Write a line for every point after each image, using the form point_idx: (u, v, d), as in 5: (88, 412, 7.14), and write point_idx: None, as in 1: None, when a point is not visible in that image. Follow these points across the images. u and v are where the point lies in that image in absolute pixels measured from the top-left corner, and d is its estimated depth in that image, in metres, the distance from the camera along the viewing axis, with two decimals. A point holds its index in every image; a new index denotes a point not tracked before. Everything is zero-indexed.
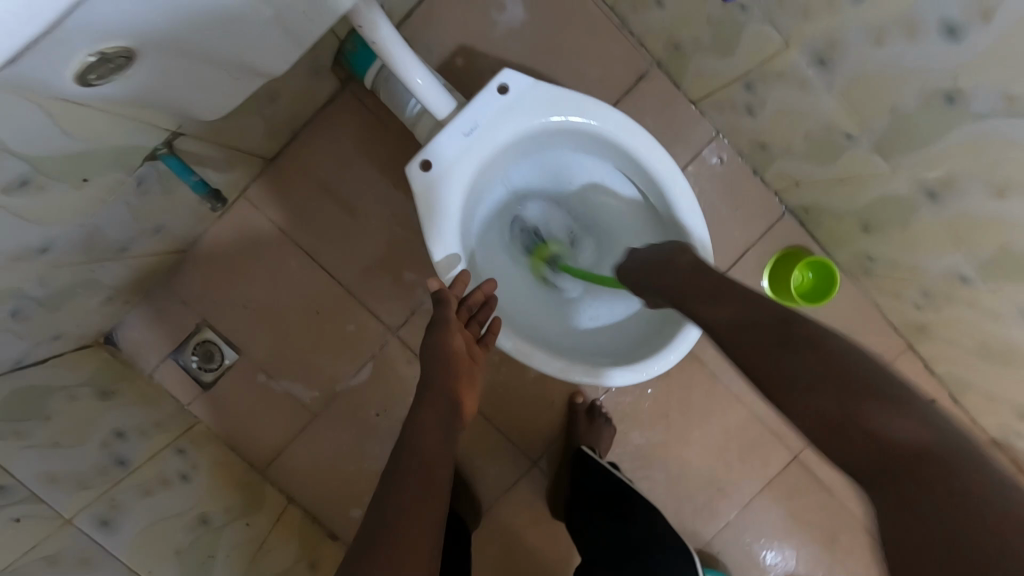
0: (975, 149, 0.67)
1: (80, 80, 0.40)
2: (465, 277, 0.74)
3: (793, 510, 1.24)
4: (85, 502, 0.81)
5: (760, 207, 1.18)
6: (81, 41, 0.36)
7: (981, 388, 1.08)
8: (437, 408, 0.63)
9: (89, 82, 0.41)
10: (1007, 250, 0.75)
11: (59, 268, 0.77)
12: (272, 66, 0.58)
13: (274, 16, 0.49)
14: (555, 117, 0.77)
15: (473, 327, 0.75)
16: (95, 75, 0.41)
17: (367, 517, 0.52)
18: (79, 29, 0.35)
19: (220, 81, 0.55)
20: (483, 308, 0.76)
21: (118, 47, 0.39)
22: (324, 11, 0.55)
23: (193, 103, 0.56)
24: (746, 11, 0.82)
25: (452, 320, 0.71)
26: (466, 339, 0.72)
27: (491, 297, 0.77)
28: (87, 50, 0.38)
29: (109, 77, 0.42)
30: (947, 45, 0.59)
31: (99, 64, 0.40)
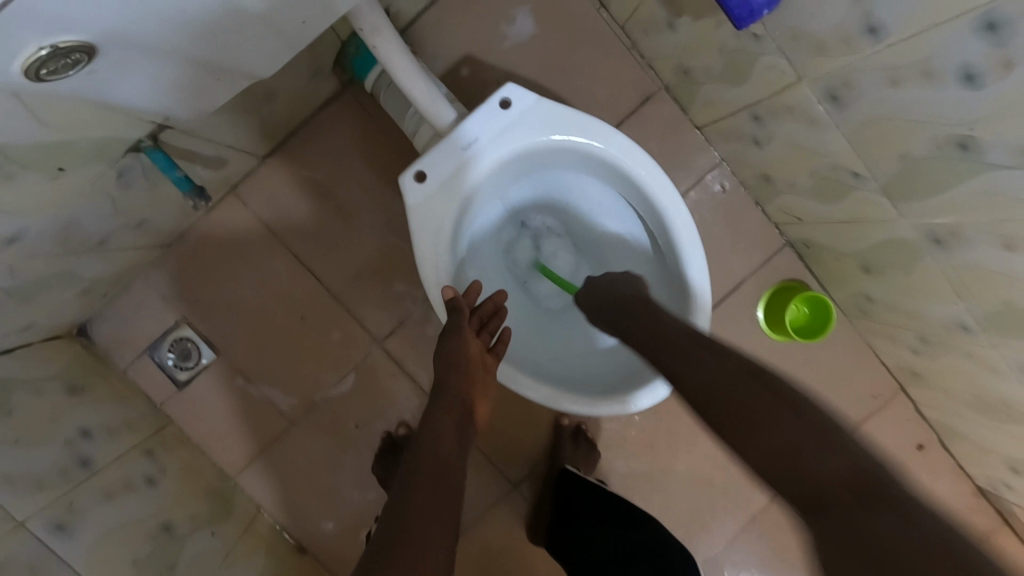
0: (985, 201, 0.65)
1: (31, 74, 0.38)
2: (477, 286, 0.74)
3: (775, 550, 1.21)
4: (41, 505, 0.77)
5: (760, 239, 1.16)
6: (26, 33, 0.34)
7: (974, 439, 1.07)
8: (450, 416, 0.63)
9: (42, 77, 0.39)
10: (1010, 304, 0.73)
11: (31, 260, 0.74)
12: (257, 66, 0.55)
13: (257, 18, 0.47)
14: (557, 136, 0.74)
15: (483, 336, 0.74)
16: (48, 70, 0.38)
17: (377, 534, 0.50)
18: (20, 21, 0.33)
19: (200, 81, 0.52)
20: (494, 319, 0.76)
21: (72, 40, 0.37)
22: (316, 14, 0.53)
23: (171, 101, 0.53)
24: (758, 42, 0.80)
25: (466, 329, 0.70)
26: (478, 348, 0.72)
27: (502, 307, 0.77)
28: (38, 42, 0.36)
29: (65, 73, 0.40)
30: (963, 91, 0.57)
31: (52, 59, 0.37)
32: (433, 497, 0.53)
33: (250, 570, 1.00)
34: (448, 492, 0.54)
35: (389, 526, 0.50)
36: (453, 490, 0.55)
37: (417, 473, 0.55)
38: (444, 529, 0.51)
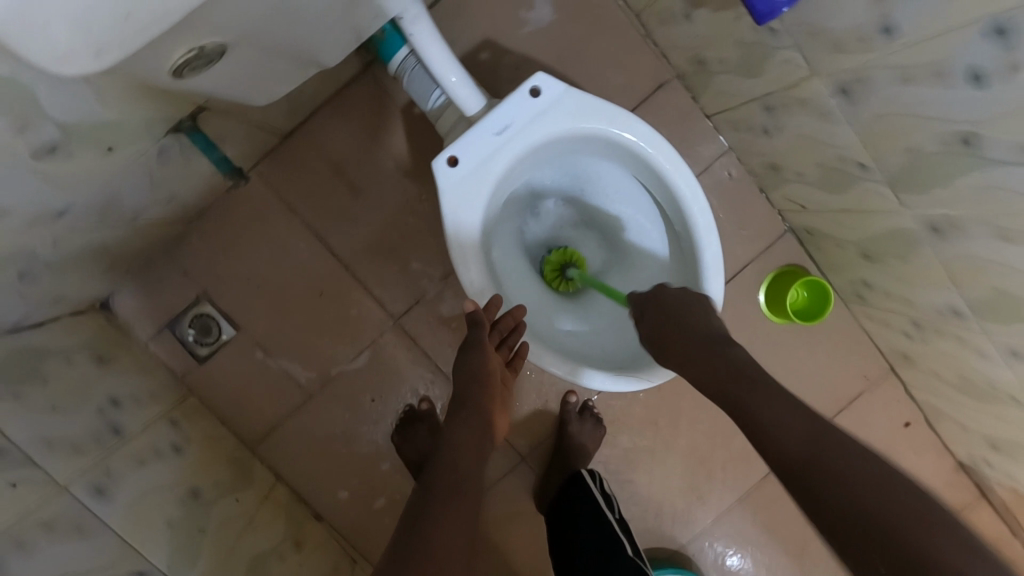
0: (984, 195, 0.69)
1: (174, 73, 0.46)
2: (499, 302, 0.76)
3: (769, 521, 1.28)
4: (79, 469, 0.80)
5: (764, 225, 1.20)
6: (186, 38, 0.42)
7: (960, 419, 1.13)
8: (470, 426, 0.71)
9: (183, 74, 0.47)
10: (1001, 292, 0.78)
11: (72, 233, 0.75)
12: (327, 56, 0.61)
13: (341, 15, 0.54)
14: (583, 125, 0.77)
15: (503, 351, 0.80)
16: (187, 69, 0.46)
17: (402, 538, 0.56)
18: (186, 28, 0.40)
19: (281, 73, 0.59)
20: (513, 334, 0.80)
21: (214, 43, 0.45)
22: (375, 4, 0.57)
23: (255, 94, 0.60)
24: (776, 36, 0.83)
25: (487, 344, 0.76)
26: (498, 362, 0.79)
27: (522, 323, 0.80)
28: (189, 45, 0.43)
29: (199, 70, 0.48)
30: (972, 92, 0.61)
31: (196, 58, 0.45)
32: (454, 514, 0.59)
33: (272, 535, 1.04)
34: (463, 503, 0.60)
35: (409, 529, 0.56)
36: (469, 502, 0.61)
37: (437, 484, 0.62)
38: (459, 537, 0.57)
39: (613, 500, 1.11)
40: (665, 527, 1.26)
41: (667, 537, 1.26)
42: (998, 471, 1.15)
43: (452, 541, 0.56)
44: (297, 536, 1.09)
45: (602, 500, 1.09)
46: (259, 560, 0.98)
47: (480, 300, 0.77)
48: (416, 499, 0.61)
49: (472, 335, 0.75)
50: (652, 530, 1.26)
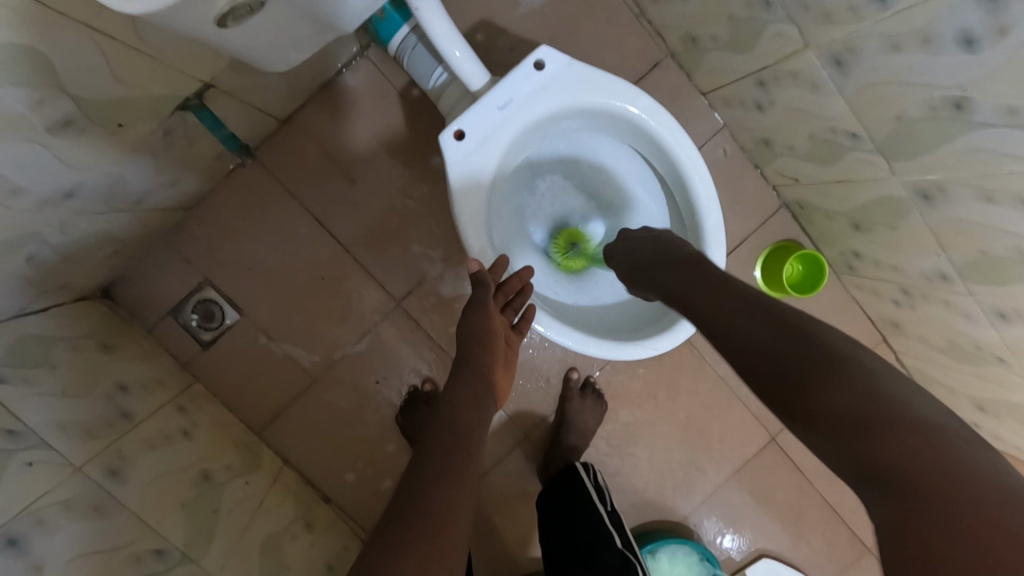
0: (972, 157, 0.73)
1: (218, 21, 0.48)
2: (503, 263, 0.78)
3: (767, 489, 1.31)
4: (95, 451, 0.81)
5: (757, 200, 1.23)
6: None
7: (949, 383, 1.18)
8: (473, 385, 0.69)
9: (225, 23, 0.49)
10: (987, 255, 0.82)
11: (79, 215, 0.76)
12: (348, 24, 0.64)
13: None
14: (586, 97, 0.79)
15: (508, 314, 0.81)
16: (230, 19, 0.48)
17: (400, 489, 0.56)
18: None
19: (310, 38, 0.62)
20: (518, 297, 0.81)
21: None
22: None
23: (285, 58, 0.63)
24: (769, 10, 0.86)
25: (489, 303, 0.76)
26: (503, 324, 0.79)
27: (528, 285, 0.82)
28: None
29: (241, 21, 0.49)
30: (959, 55, 0.64)
31: (239, 7, 0.47)
32: (451, 466, 0.58)
33: (283, 515, 1.05)
34: (460, 463, 0.59)
35: (409, 489, 0.55)
36: (468, 460, 0.60)
37: (434, 443, 0.60)
38: (456, 495, 0.56)
39: (608, 494, 1.11)
40: (667, 499, 1.29)
41: (668, 509, 1.29)
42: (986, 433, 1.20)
43: (452, 502, 0.54)
44: (306, 517, 1.10)
45: (595, 493, 1.08)
46: (272, 540, 0.99)
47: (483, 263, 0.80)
48: (415, 458, 0.60)
49: (475, 295, 0.77)
50: (654, 502, 1.29)
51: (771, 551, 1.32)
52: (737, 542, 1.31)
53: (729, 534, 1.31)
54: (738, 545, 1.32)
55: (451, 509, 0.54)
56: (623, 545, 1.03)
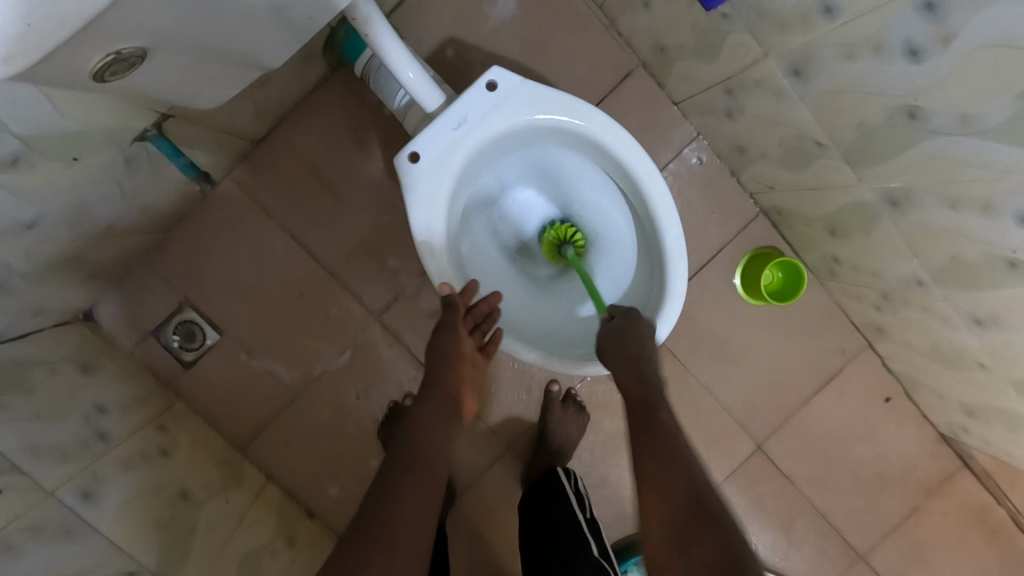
0: (933, 163, 0.71)
1: (93, 77, 0.44)
2: (473, 286, 0.79)
3: (754, 496, 1.29)
4: (69, 474, 0.82)
5: (735, 206, 1.22)
6: (105, 40, 0.39)
7: (936, 387, 1.16)
8: (439, 406, 0.73)
9: (103, 79, 0.44)
10: (957, 260, 0.81)
11: (44, 243, 0.77)
12: (271, 60, 0.63)
13: (268, 15, 0.53)
14: (540, 115, 0.80)
15: (476, 336, 0.83)
16: (108, 73, 0.44)
17: (364, 504, 0.59)
18: (108, 25, 0.38)
19: (226, 77, 0.60)
20: (487, 320, 0.83)
21: (133, 47, 0.42)
22: (321, 13, 0.60)
23: (199, 99, 0.61)
24: (728, 20, 0.85)
25: (460, 326, 0.79)
26: (470, 346, 0.81)
27: (496, 310, 0.83)
28: (105, 50, 0.41)
29: (121, 75, 0.45)
30: (908, 64, 0.63)
31: (116, 62, 0.43)
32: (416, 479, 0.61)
33: (264, 532, 1.06)
34: (427, 478, 0.62)
35: (374, 503, 0.58)
36: (433, 477, 0.63)
37: (402, 457, 0.64)
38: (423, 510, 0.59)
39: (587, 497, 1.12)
40: None
41: None
42: (976, 438, 1.18)
43: (415, 516, 0.58)
44: (288, 532, 1.11)
45: (575, 497, 1.08)
46: (250, 558, 1.00)
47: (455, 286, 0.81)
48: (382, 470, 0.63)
49: (446, 317, 0.79)
50: (640, 512, 1.28)
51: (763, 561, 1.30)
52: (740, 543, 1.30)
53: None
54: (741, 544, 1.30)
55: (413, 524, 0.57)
56: (601, 552, 1.01)
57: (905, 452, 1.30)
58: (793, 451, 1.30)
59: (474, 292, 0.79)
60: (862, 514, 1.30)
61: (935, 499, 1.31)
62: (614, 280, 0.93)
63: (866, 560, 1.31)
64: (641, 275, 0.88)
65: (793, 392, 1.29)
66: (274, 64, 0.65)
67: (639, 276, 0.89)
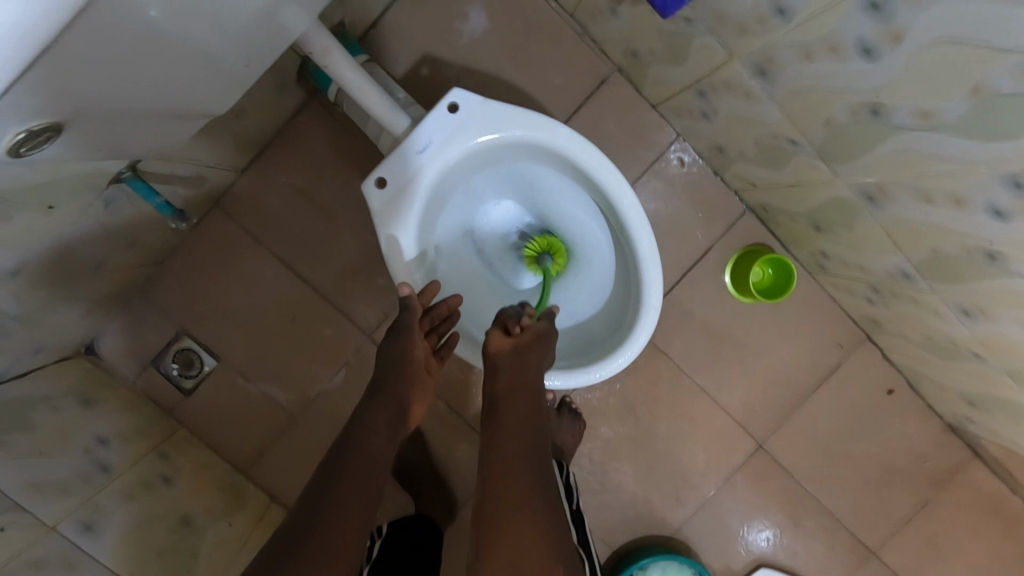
0: (901, 157, 0.70)
1: (11, 154, 0.43)
2: (432, 288, 0.81)
3: (759, 495, 1.28)
4: (71, 508, 0.85)
5: (721, 206, 1.21)
6: (13, 119, 0.39)
7: (936, 378, 1.14)
8: (388, 410, 0.74)
9: (21, 155, 0.44)
10: (939, 253, 0.80)
11: (33, 288, 0.80)
12: (207, 107, 0.64)
13: (192, 68, 0.54)
14: (503, 133, 0.81)
15: (431, 338, 0.85)
16: (26, 148, 0.44)
17: (304, 505, 0.62)
18: (12, 106, 0.38)
19: (161, 128, 0.61)
20: (444, 323, 0.85)
21: (45, 122, 0.43)
22: (249, 57, 0.61)
23: (139, 146, 0.62)
24: (691, 24, 0.85)
25: (415, 330, 0.80)
26: (425, 349, 0.83)
27: (455, 312, 0.85)
28: (15, 127, 0.41)
29: (39, 147, 0.45)
30: (864, 62, 0.63)
31: (29, 138, 0.43)
32: (358, 490, 0.64)
33: None
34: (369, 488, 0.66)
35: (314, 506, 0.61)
36: (376, 485, 0.67)
37: (349, 465, 0.66)
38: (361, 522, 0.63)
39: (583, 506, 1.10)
40: (656, 512, 1.28)
41: (659, 523, 1.27)
42: (983, 428, 1.15)
43: (353, 521, 0.62)
44: None
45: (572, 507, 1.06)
46: None
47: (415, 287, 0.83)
48: (323, 474, 0.65)
49: (401, 319, 0.80)
50: (644, 517, 1.28)
51: (771, 559, 1.29)
52: (760, 530, 1.28)
53: (742, 531, 1.28)
54: (761, 532, 1.28)
55: (351, 534, 0.61)
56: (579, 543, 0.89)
57: (910, 443, 1.28)
58: (795, 449, 1.28)
59: (434, 293, 0.81)
60: (870, 509, 1.29)
61: (945, 490, 1.28)
62: (595, 289, 0.93)
63: (878, 556, 1.29)
64: (620, 285, 0.89)
65: (792, 389, 1.27)
66: (214, 110, 0.67)
67: (618, 285, 0.89)
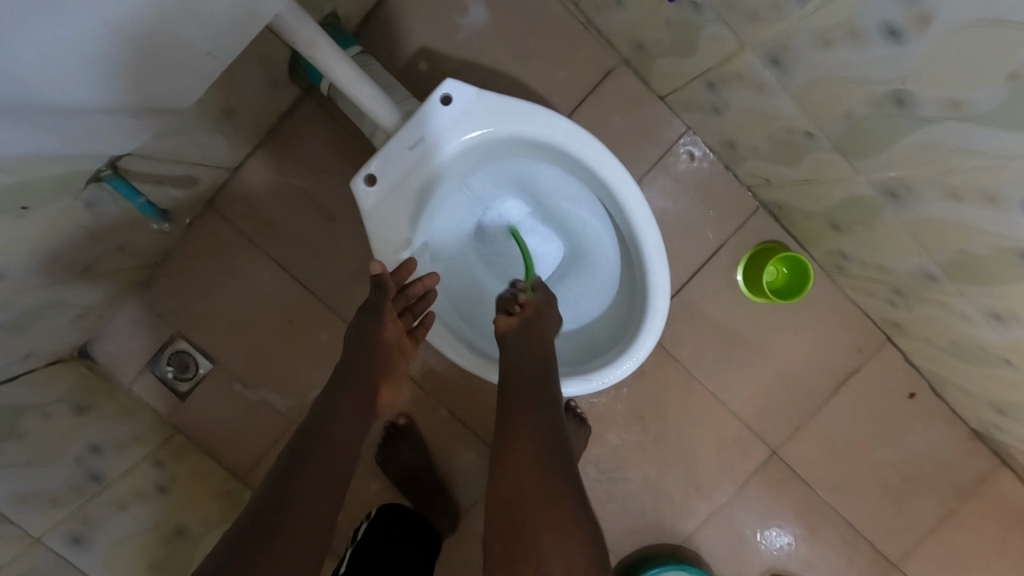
0: (928, 152, 0.65)
1: None
2: (409, 266, 0.77)
3: (773, 505, 1.23)
4: (59, 519, 0.83)
5: (733, 203, 1.16)
6: None
7: (962, 384, 1.08)
8: (356, 395, 0.69)
9: None
10: (967, 254, 0.74)
11: (16, 293, 0.77)
12: (175, 101, 0.61)
13: (147, 62, 0.51)
14: (499, 127, 0.77)
15: (406, 318, 0.80)
16: None
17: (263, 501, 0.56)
18: None
19: (125, 124, 0.59)
20: (420, 302, 0.80)
21: None
22: (218, 51, 0.58)
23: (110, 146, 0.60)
24: (700, 11, 0.80)
25: (387, 310, 0.76)
26: (398, 330, 0.77)
27: (431, 291, 0.80)
28: None
29: None
30: (888, 47, 0.58)
31: None
32: (320, 483, 0.59)
33: None
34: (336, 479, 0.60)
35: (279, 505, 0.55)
36: (343, 474, 0.61)
37: (313, 456, 0.60)
38: (331, 509, 0.58)
39: None
40: (665, 522, 1.23)
41: (669, 533, 1.23)
42: (1011, 436, 1.09)
43: (321, 516, 0.57)
44: None
45: None
46: None
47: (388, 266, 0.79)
48: (283, 468, 0.59)
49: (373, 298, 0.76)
50: (653, 526, 1.23)
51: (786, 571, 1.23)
52: (775, 543, 1.23)
53: (756, 542, 1.23)
54: (775, 543, 1.23)
55: (315, 530, 0.56)
56: None
57: (934, 452, 1.22)
58: (812, 456, 1.23)
59: (409, 270, 0.77)
60: (891, 519, 1.23)
61: (970, 500, 1.22)
62: (598, 293, 0.89)
63: (899, 568, 1.23)
64: (625, 287, 0.84)
65: (808, 394, 1.22)
66: (185, 104, 0.64)
67: (623, 288, 0.85)
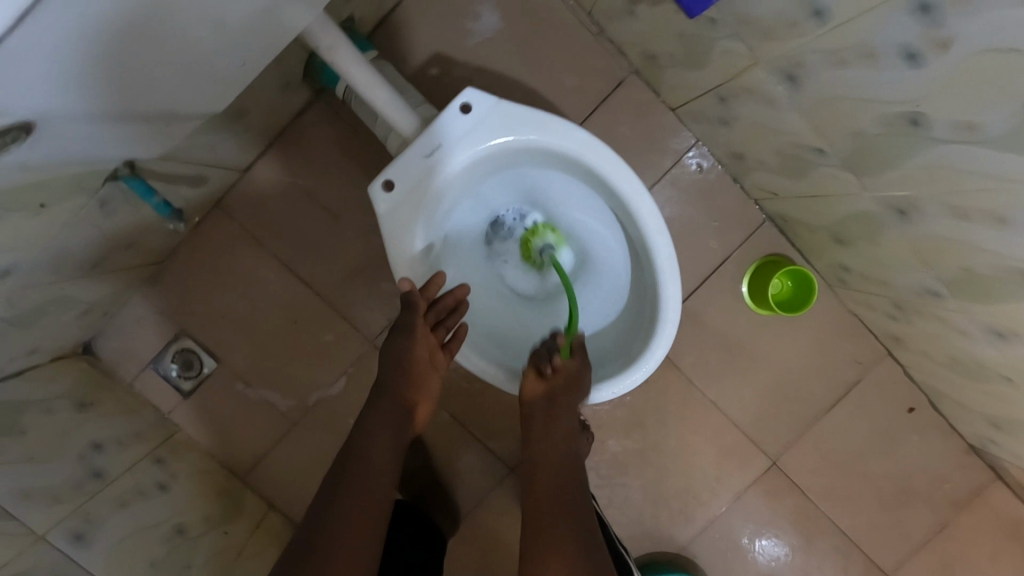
0: (937, 172, 0.66)
1: None
2: (437, 280, 0.78)
3: (769, 514, 1.24)
4: (61, 515, 0.82)
5: (738, 214, 1.17)
6: None
7: (959, 398, 1.09)
8: (386, 416, 0.75)
9: None
10: (970, 272, 0.75)
11: (25, 290, 0.77)
12: (199, 108, 0.62)
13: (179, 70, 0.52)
14: (517, 136, 0.78)
15: (439, 332, 0.81)
16: None
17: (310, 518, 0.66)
18: None
19: (149, 129, 0.59)
20: (452, 315, 0.81)
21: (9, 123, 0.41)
22: (245, 60, 0.59)
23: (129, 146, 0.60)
24: (714, 26, 0.81)
25: (416, 329, 0.77)
26: (429, 347, 0.80)
27: (462, 303, 0.82)
28: None
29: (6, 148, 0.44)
30: (905, 69, 0.59)
31: None
32: (357, 502, 0.68)
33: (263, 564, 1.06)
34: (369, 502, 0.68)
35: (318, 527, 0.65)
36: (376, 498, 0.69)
37: (351, 477, 0.69)
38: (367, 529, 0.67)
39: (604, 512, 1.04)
40: (663, 529, 1.24)
41: (666, 539, 1.24)
42: (1006, 451, 1.11)
43: (356, 533, 0.66)
44: None
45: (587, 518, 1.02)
46: None
47: (417, 280, 0.79)
48: (327, 487, 0.69)
49: (401, 317, 0.78)
50: (650, 533, 1.24)
51: None
52: (770, 552, 1.24)
53: (751, 550, 1.24)
54: (770, 554, 1.25)
55: (353, 544, 0.65)
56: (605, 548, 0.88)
57: (929, 464, 1.23)
58: (809, 466, 1.24)
59: (437, 286, 0.78)
60: (886, 530, 1.24)
61: (964, 513, 1.23)
62: (607, 301, 0.89)
63: None
64: (634, 296, 0.85)
65: (807, 405, 1.23)
66: (208, 111, 0.65)
67: (632, 297, 0.86)
